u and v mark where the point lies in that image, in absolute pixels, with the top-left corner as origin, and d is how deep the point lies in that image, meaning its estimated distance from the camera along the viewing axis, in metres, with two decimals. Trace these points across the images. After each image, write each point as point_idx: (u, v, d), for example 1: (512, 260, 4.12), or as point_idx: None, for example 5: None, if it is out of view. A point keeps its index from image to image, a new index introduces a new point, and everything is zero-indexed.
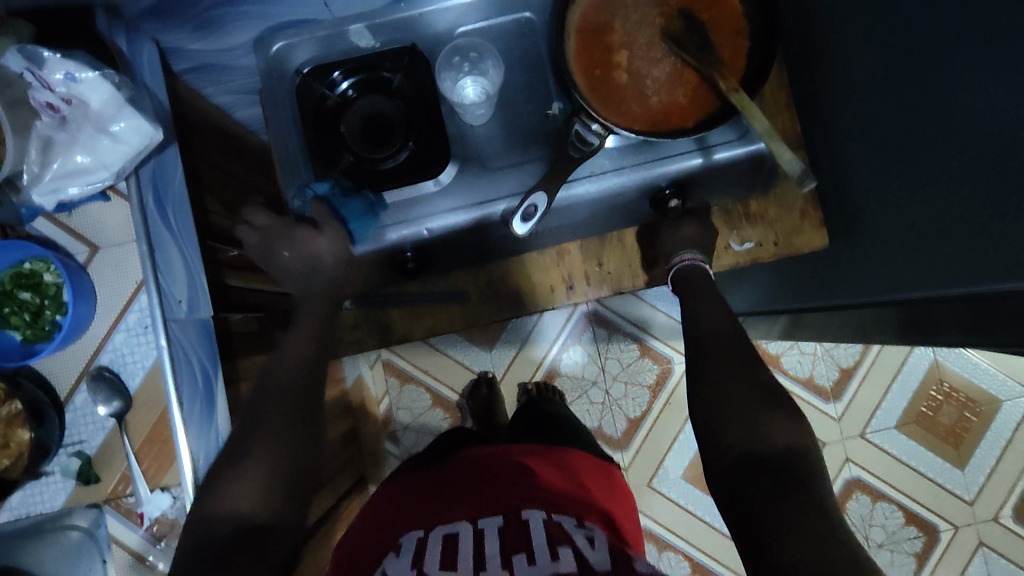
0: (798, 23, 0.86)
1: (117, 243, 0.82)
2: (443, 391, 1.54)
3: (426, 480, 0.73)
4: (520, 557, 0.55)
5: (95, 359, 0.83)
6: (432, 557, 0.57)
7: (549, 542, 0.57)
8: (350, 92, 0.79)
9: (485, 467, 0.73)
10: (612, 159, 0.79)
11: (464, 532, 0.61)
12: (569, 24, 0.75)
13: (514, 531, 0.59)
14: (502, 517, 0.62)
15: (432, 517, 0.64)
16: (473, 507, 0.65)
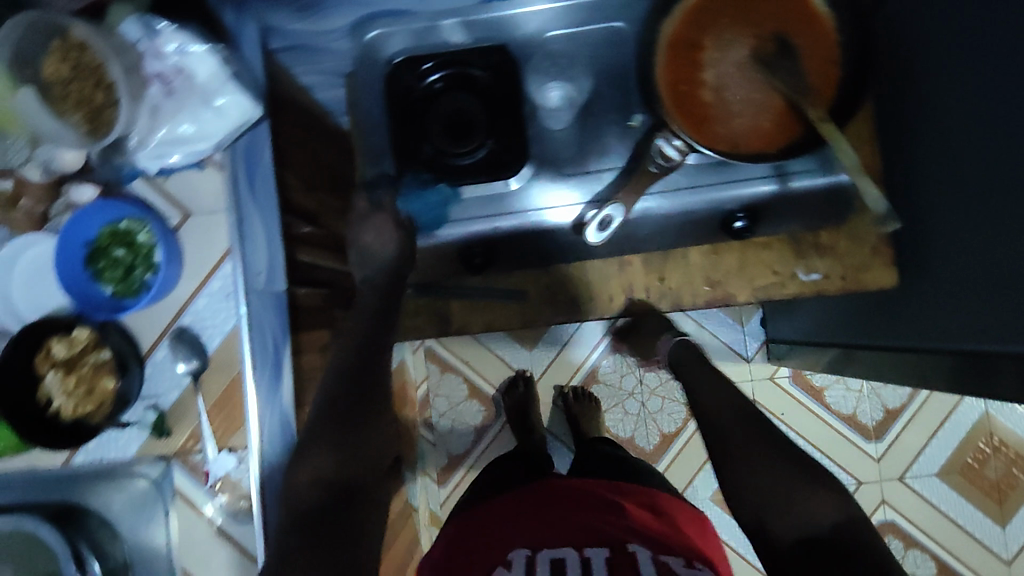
0: (892, 54, 0.84)
1: (208, 211, 0.73)
2: (482, 383, 1.56)
3: (526, 501, 0.76)
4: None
5: (176, 321, 0.70)
6: None
7: None
8: (437, 84, 0.80)
9: (581, 497, 0.75)
10: (688, 176, 0.79)
11: (571, 558, 0.63)
12: (662, 37, 0.75)
13: (625, 567, 0.61)
14: (609, 548, 0.64)
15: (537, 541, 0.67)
16: (579, 535, 0.67)
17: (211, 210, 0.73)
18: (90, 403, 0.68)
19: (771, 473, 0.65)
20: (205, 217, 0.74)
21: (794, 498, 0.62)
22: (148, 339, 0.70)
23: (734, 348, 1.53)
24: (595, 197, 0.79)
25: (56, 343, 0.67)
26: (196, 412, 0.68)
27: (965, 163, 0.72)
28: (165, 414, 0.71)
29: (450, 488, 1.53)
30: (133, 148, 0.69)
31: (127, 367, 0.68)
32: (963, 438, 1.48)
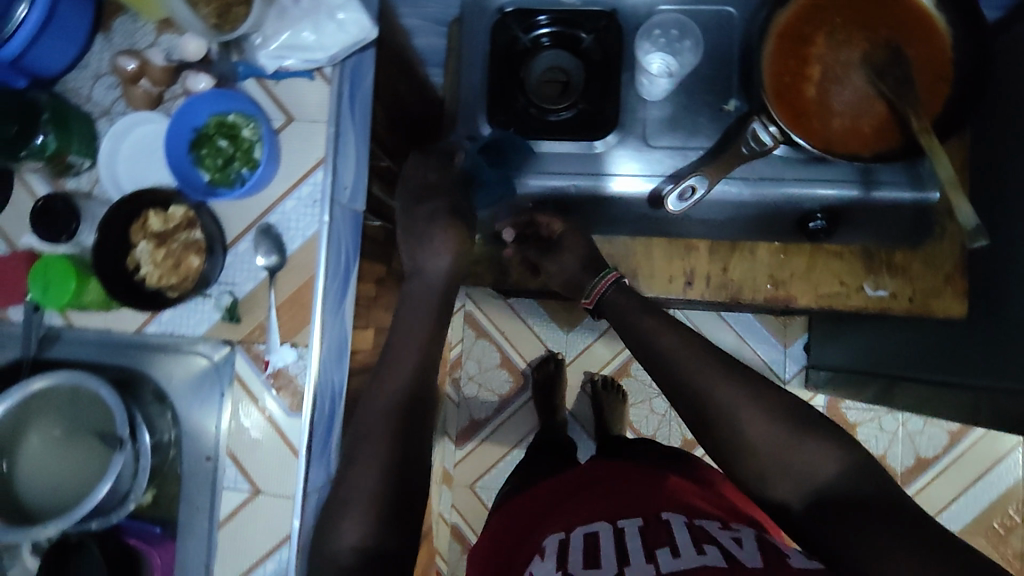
0: (1002, 85, 0.83)
1: (310, 121, 0.73)
2: (513, 355, 1.58)
3: (566, 485, 0.80)
4: (665, 550, 0.60)
5: (264, 218, 0.72)
6: (576, 553, 0.63)
7: (693, 538, 0.61)
8: (543, 40, 0.82)
9: (615, 476, 0.78)
10: (773, 167, 0.79)
11: (605, 531, 0.66)
12: (774, 25, 0.75)
13: (655, 532, 0.63)
14: (641, 518, 0.67)
15: (568, 522, 0.71)
16: (610, 512, 0.70)
17: (314, 120, 0.73)
18: (176, 275, 0.71)
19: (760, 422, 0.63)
20: (305, 125, 0.73)
21: (787, 453, 0.61)
22: (236, 227, 0.72)
23: (772, 367, 1.51)
24: (674, 171, 0.80)
25: (152, 212, 0.71)
26: (271, 300, 0.70)
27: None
28: (238, 302, 0.72)
29: (466, 450, 1.56)
30: (256, 48, 0.71)
31: (208, 246, 0.71)
32: (992, 501, 1.45)
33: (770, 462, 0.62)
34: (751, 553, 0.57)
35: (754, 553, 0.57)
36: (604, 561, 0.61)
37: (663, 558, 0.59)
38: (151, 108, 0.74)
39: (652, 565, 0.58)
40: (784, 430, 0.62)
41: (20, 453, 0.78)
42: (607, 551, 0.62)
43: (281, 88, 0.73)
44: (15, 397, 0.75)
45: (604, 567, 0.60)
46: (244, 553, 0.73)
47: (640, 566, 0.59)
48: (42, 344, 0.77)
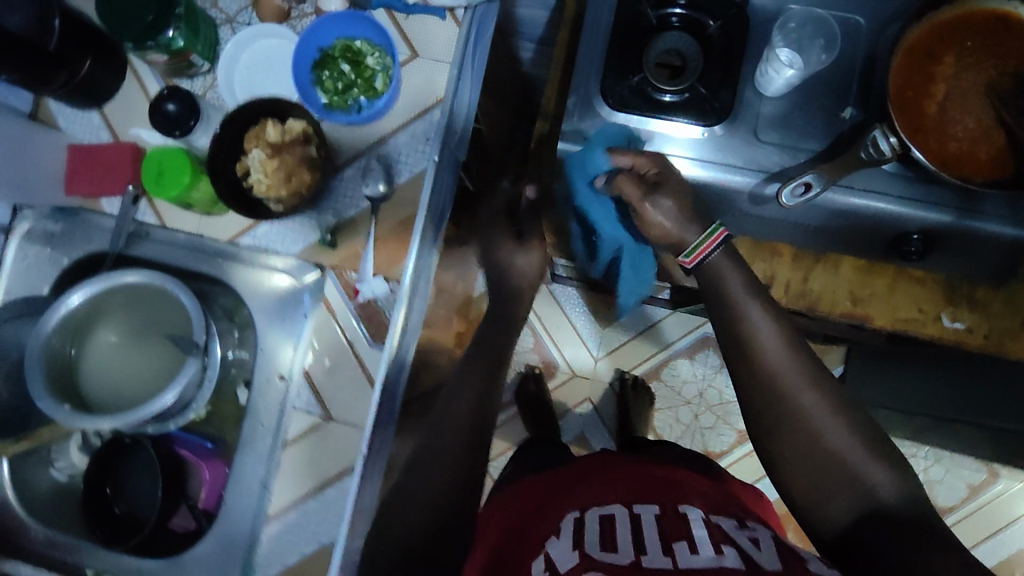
0: None
1: (434, 60, 0.75)
2: (547, 342, 1.57)
3: (577, 470, 0.74)
4: (683, 546, 0.55)
5: (375, 148, 0.76)
6: (594, 535, 0.58)
7: (713, 536, 0.56)
8: (674, 19, 0.81)
9: (633, 462, 0.73)
10: (883, 181, 0.78)
11: (620, 514, 0.61)
12: (905, 39, 0.75)
13: (673, 522, 0.59)
14: (659, 507, 0.62)
15: (582, 504, 0.65)
16: (625, 493, 0.65)
17: (437, 58, 0.74)
18: (284, 188, 0.70)
19: (842, 443, 0.63)
20: (428, 64, 0.75)
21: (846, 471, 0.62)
22: (347, 153, 0.76)
23: None
24: (780, 171, 0.80)
25: (270, 122, 0.70)
26: (369, 232, 0.73)
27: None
28: (338, 226, 0.77)
29: None
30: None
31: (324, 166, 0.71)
32: (1000, 560, 1.45)
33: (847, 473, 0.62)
34: (770, 555, 0.54)
35: (773, 555, 0.54)
36: (621, 547, 0.56)
37: (680, 553, 0.54)
38: (278, 23, 0.74)
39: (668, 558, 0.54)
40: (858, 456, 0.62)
41: (88, 347, 0.77)
42: (623, 537, 0.57)
43: (410, 24, 0.75)
44: (94, 287, 0.73)
45: (621, 552, 0.55)
46: (317, 465, 0.82)
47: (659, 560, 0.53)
48: (131, 240, 0.78)
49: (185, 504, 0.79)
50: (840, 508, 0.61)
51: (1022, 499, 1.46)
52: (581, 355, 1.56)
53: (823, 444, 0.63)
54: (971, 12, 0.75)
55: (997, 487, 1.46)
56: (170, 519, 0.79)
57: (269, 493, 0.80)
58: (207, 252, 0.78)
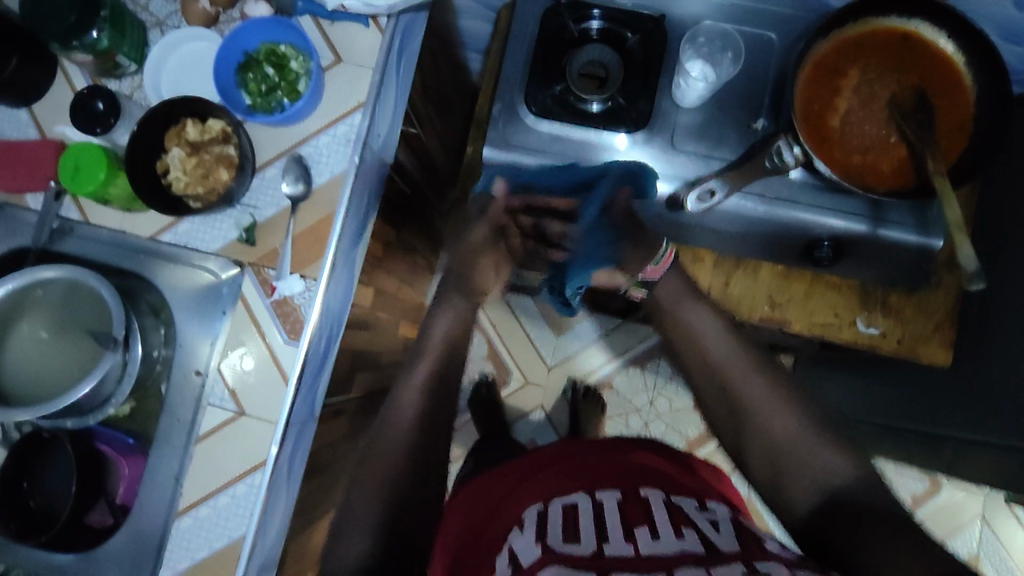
0: (1010, 156, 0.87)
1: (358, 65, 0.76)
2: (501, 350, 1.58)
3: (552, 456, 0.75)
4: (644, 532, 0.58)
5: (296, 147, 0.74)
6: (555, 527, 0.60)
7: (673, 521, 0.60)
8: (593, 32, 0.84)
9: (596, 458, 0.73)
10: (791, 189, 0.82)
11: (584, 501, 0.64)
12: (811, 54, 0.79)
13: (634, 507, 0.62)
14: (620, 493, 0.65)
15: (546, 492, 0.67)
16: (591, 479, 0.68)
17: (361, 65, 0.76)
18: (202, 186, 0.72)
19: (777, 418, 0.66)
20: (351, 68, 0.76)
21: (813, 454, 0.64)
22: (268, 153, 0.74)
23: None
24: (695, 178, 0.83)
25: (190, 122, 0.72)
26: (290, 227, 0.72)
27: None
28: (256, 226, 0.74)
29: None
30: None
31: (240, 166, 0.71)
32: None
33: (793, 463, 0.64)
34: (729, 538, 0.58)
35: (730, 537, 0.58)
36: (584, 535, 0.58)
37: (641, 537, 0.57)
38: (206, 26, 0.76)
39: (630, 542, 0.57)
40: (803, 449, 0.64)
41: (9, 343, 0.78)
42: (586, 522, 0.60)
43: (335, 31, 0.76)
44: (16, 282, 0.74)
45: (584, 543, 0.57)
46: (216, 473, 0.73)
47: (619, 544, 0.57)
48: (54, 235, 0.77)
49: (104, 499, 0.81)
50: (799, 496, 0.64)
51: (965, 508, 1.48)
52: (535, 364, 1.58)
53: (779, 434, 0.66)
54: (875, 30, 0.79)
55: (942, 495, 1.49)
56: (86, 513, 0.80)
57: (179, 488, 0.74)
58: (132, 247, 0.77)
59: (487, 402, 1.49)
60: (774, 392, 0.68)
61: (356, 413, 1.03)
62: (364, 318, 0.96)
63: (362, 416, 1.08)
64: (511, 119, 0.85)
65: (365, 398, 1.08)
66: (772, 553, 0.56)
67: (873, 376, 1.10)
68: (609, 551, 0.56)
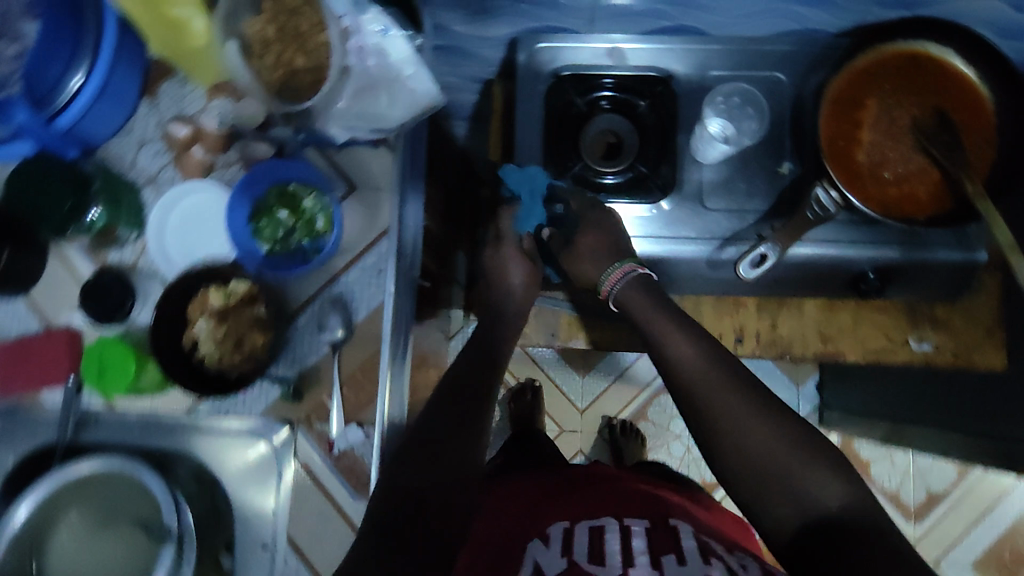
0: None
1: (372, 188, 0.71)
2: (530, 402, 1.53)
3: (583, 488, 0.73)
4: (671, 558, 0.57)
5: (326, 289, 0.70)
6: (579, 552, 0.59)
7: (701, 550, 0.58)
8: (604, 103, 0.81)
9: (627, 491, 0.72)
10: (831, 230, 0.80)
11: (611, 526, 0.63)
12: (830, 88, 0.77)
13: (661, 535, 0.61)
14: (649, 522, 0.64)
15: (574, 518, 0.66)
16: (617, 510, 0.67)
17: (378, 187, 0.71)
18: (238, 354, 0.67)
19: (770, 447, 0.60)
20: (367, 193, 0.71)
21: (799, 467, 0.59)
22: (298, 300, 0.70)
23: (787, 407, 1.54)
24: (733, 235, 0.80)
25: (213, 290, 0.67)
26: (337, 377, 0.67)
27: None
28: (298, 377, 0.69)
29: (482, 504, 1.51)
30: (328, 119, 0.67)
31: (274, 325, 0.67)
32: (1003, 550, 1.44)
33: (783, 476, 0.59)
34: None
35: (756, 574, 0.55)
36: (609, 561, 0.57)
37: (667, 564, 0.56)
38: (202, 176, 0.71)
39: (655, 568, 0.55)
40: (792, 466, 0.59)
41: (48, 552, 0.72)
42: (612, 548, 0.59)
43: (346, 156, 0.71)
44: (46, 487, 0.69)
45: (609, 565, 0.56)
46: None
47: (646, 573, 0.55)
48: (78, 428, 0.71)
49: None
50: (784, 507, 0.58)
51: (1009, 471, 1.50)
52: (566, 410, 1.55)
53: (770, 447, 0.60)
54: (888, 55, 0.78)
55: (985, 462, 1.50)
56: None
57: None
58: (174, 426, 0.72)
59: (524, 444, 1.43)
60: (762, 405, 0.62)
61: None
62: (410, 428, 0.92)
63: None
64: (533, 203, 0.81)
65: None
66: None
67: None
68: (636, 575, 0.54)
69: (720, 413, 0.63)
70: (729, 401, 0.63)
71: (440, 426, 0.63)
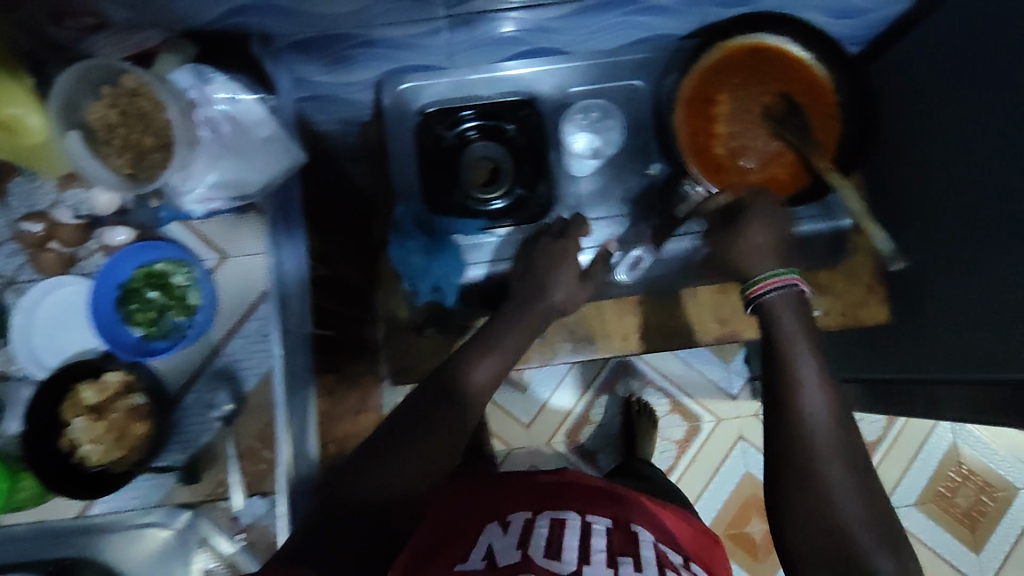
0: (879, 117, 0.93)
1: (245, 254, 0.72)
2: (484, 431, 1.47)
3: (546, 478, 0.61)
4: (628, 562, 0.48)
5: (209, 363, 0.69)
6: (536, 544, 0.48)
7: (659, 562, 0.50)
8: (470, 133, 0.83)
9: (603, 489, 0.60)
10: (706, 221, 0.87)
11: (574, 522, 0.53)
12: (681, 92, 0.80)
13: (622, 538, 0.52)
14: (612, 522, 0.54)
15: (547, 505, 0.55)
16: (585, 505, 0.56)
17: (250, 253, 0.71)
18: (120, 448, 0.66)
19: (851, 517, 0.51)
20: (240, 260, 0.71)
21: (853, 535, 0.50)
22: (181, 378, 0.70)
23: None
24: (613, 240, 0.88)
25: (86, 385, 0.66)
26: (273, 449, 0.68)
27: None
28: (196, 458, 0.69)
29: None
30: (185, 198, 0.67)
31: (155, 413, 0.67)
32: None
33: (846, 541, 0.50)
34: None
35: None
36: (566, 554, 0.47)
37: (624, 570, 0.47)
38: (64, 270, 0.69)
39: None
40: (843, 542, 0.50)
41: None
42: (570, 541, 0.49)
43: (213, 227, 0.71)
44: None
45: (564, 560, 0.46)
46: None
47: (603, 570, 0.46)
48: None
49: None
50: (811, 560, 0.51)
51: None
52: None
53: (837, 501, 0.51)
54: (731, 50, 0.81)
55: None
56: None
57: None
58: (68, 531, 0.68)
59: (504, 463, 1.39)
60: (831, 394, 0.58)
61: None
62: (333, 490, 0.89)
63: None
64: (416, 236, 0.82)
65: None
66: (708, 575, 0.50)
67: None
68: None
69: (794, 407, 0.57)
70: (825, 423, 0.56)
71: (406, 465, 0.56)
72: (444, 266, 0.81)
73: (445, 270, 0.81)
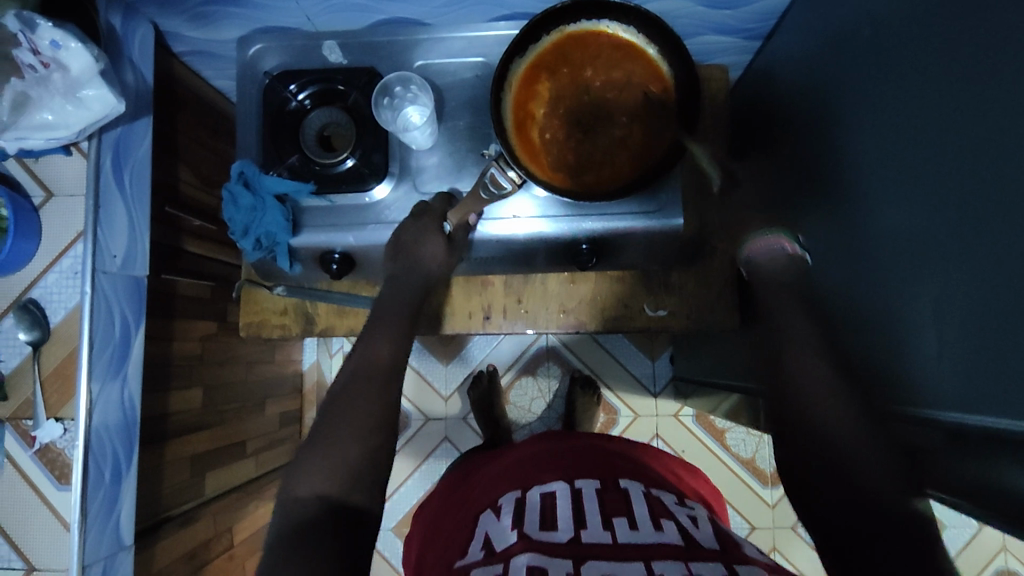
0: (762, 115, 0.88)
1: (68, 195, 0.80)
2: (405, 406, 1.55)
3: (552, 442, 0.84)
4: (623, 522, 0.63)
5: (26, 292, 0.80)
6: (533, 515, 0.66)
7: (654, 513, 0.65)
8: (306, 102, 0.86)
9: (573, 443, 0.84)
10: (540, 207, 0.83)
11: (563, 489, 0.71)
12: (513, 74, 0.79)
13: (613, 499, 0.68)
14: (601, 482, 0.72)
15: (528, 483, 0.74)
16: (569, 473, 0.75)
17: (70, 194, 0.80)
18: None
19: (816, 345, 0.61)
20: (63, 200, 0.80)
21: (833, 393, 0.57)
22: None
23: (641, 383, 1.53)
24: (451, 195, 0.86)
25: None
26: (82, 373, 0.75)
27: (924, 105, 0.52)
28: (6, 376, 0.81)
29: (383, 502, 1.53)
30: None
31: None
32: None
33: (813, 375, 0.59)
34: (706, 534, 0.62)
35: (710, 533, 0.62)
36: (558, 522, 0.64)
37: (620, 526, 0.62)
38: None
39: (610, 531, 0.62)
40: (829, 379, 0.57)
41: None
42: (565, 508, 0.66)
43: (39, 166, 0.79)
44: None
45: (562, 529, 0.62)
46: None
47: (597, 531, 0.61)
48: None
49: None
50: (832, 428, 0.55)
51: None
52: (430, 398, 1.56)
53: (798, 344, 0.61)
54: (572, 35, 0.79)
55: None
56: None
57: None
58: None
59: (484, 396, 1.43)
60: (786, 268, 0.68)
61: (185, 525, 1.01)
62: (162, 430, 0.95)
63: (226, 499, 1.14)
64: (247, 175, 0.83)
65: (223, 492, 1.13)
66: (754, 560, 0.58)
67: (712, 341, 1.14)
68: (587, 537, 0.61)
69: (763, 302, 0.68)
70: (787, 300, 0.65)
71: (362, 380, 0.65)
72: (270, 224, 0.83)
73: (274, 227, 0.83)
